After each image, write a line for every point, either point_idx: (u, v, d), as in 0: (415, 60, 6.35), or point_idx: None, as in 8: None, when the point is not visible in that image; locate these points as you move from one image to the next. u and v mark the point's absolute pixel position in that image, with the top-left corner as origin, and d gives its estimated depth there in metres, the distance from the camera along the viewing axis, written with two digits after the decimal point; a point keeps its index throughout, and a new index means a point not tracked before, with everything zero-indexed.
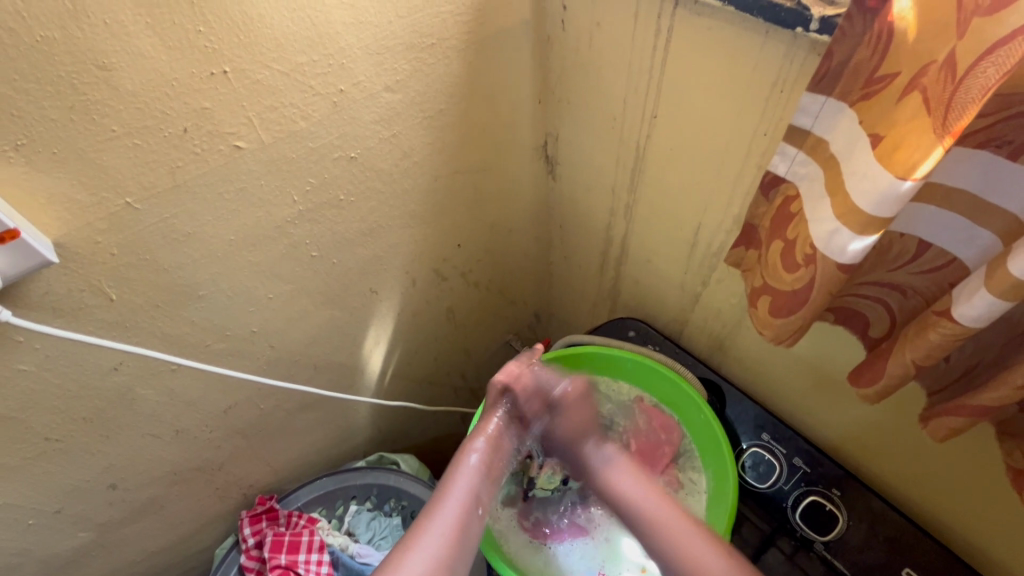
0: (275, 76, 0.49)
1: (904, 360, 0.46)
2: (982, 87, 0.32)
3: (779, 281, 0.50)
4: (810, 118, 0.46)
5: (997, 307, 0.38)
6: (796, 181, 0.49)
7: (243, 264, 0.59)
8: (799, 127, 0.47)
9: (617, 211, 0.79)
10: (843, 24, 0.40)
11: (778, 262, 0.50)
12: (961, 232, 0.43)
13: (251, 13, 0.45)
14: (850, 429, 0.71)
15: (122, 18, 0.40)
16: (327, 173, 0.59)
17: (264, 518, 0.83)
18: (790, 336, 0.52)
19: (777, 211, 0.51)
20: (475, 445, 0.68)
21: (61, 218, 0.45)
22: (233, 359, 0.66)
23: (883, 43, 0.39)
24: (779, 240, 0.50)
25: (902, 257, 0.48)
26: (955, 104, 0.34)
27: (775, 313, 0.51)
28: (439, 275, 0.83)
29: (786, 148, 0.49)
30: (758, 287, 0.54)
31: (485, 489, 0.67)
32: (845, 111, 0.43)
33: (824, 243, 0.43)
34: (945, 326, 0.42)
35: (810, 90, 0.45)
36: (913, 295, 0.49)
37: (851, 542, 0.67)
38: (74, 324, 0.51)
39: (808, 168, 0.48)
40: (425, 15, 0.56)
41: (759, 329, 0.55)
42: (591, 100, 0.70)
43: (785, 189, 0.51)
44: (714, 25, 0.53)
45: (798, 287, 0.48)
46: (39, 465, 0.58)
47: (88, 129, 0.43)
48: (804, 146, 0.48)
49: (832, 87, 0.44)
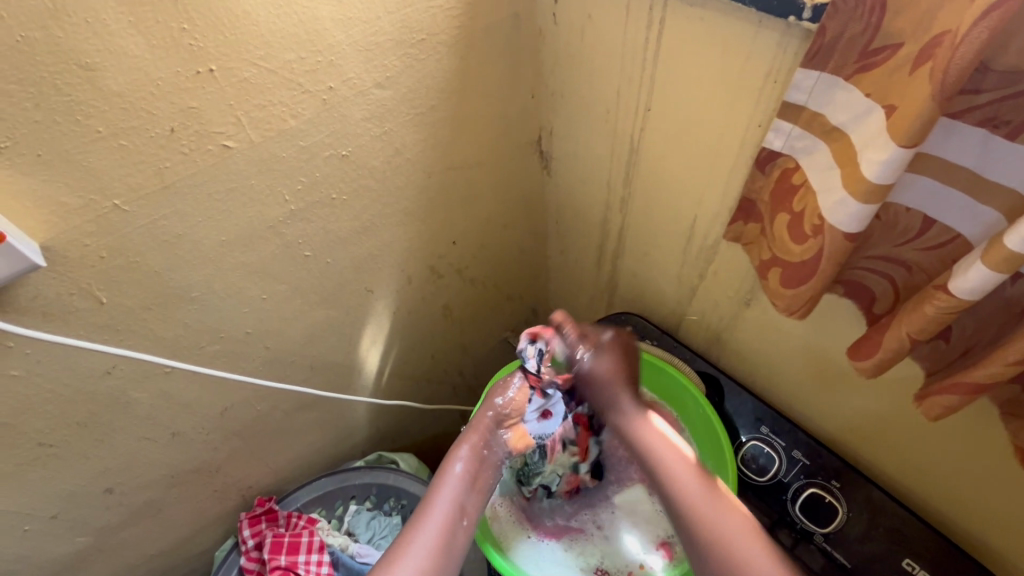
0: (263, 74, 0.49)
1: (902, 335, 0.46)
2: (977, 52, 0.32)
3: (789, 254, 0.51)
4: (803, 93, 0.46)
5: (991, 279, 0.38)
6: (796, 156, 0.49)
7: (235, 266, 0.59)
8: (793, 103, 0.47)
9: (612, 204, 0.79)
10: (834, 1, 0.39)
11: (785, 235, 0.51)
12: (963, 208, 0.43)
13: (235, 10, 0.44)
14: (850, 419, 0.70)
15: (103, 16, 0.39)
16: (318, 171, 0.59)
17: (263, 519, 0.83)
18: (801, 308, 0.52)
19: (780, 182, 0.52)
20: (461, 453, 0.66)
21: (49, 221, 0.45)
22: (229, 361, 0.66)
23: (875, 16, 0.38)
24: (784, 213, 0.51)
25: (906, 234, 0.47)
26: (952, 71, 0.33)
27: (786, 284, 0.52)
28: (435, 273, 0.83)
29: (780, 124, 0.49)
30: (766, 261, 0.55)
31: (473, 499, 0.65)
32: (839, 86, 0.43)
33: (831, 213, 0.44)
34: (942, 299, 0.41)
35: (802, 66, 0.44)
36: (917, 271, 0.49)
37: (851, 534, 0.67)
38: (64, 329, 0.51)
39: (806, 142, 0.48)
40: (414, 10, 0.55)
41: (772, 300, 0.56)
42: (585, 92, 0.69)
43: (783, 162, 0.51)
44: (706, 14, 0.52)
45: (807, 258, 0.49)
46: (33, 471, 0.58)
47: (73, 131, 0.42)
48: (798, 122, 0.48)
49: (825, 63, 0.43)
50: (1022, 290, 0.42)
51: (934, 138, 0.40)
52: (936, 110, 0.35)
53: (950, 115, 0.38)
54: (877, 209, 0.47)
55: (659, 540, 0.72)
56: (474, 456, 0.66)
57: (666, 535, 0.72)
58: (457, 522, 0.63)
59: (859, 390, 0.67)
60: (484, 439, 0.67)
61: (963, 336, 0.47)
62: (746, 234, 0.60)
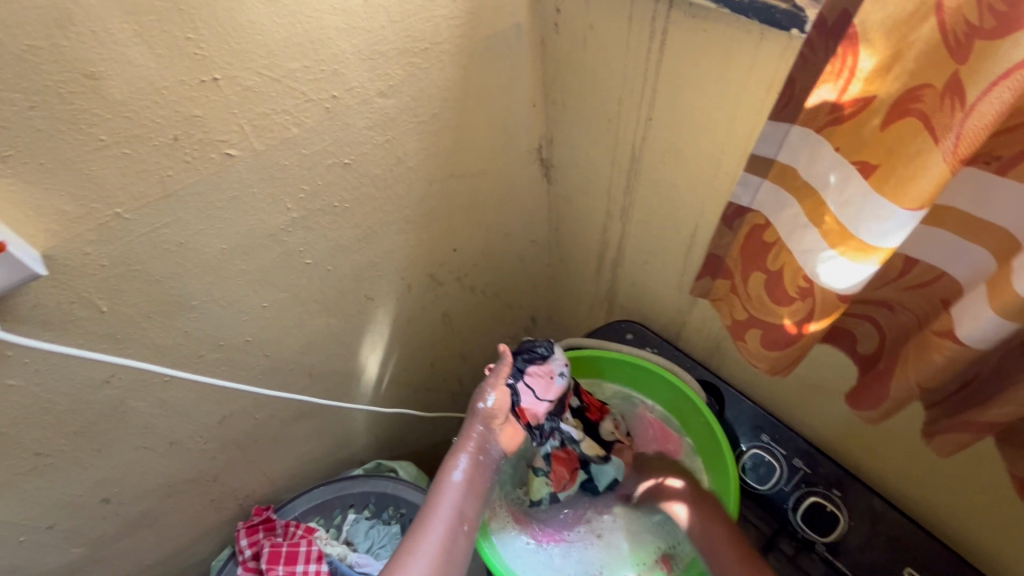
0: (266, 82, 0.49)
1: (909, 382, 0.46)
2: (994, 116, 0.31)
3: (771, 315, 0.50)
4: (773, 145, 0.45)
5: (1003, 327, 0.37)
6: (765, 211, 0.48)
7: (236, 273, 0.59)
8: (762, 156, 0.47)
9: (613, 213, 0.79)
10: (804, 51, 0.40)
11: (763, 295, 0.50)
12: (952, 248, 0.43)
13: (240, 19, 0.44)
14: (849, 427, 0.71)
15: (109, 25, 0.39)
16: (321, 179, 0.59)
17: (261, 529, 0.82)
18: (785, 366, 0.53)
19: (750, 240, 0.51)
20: (458, 463, 0.66)
21: (50, 229, 0.44)
22: (228, 369, 0.66)
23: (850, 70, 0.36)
24: (760, 270, 0.50)
25: (888, 275, 0.48)
26: (966, 131, 0.32)
27: (768, 345, 0.52)
28: (435, 280, 0.83)
29: (749, 178, 0.48)
30: (745, 320, 0.54)
31: (471, 506, 0.66)
32: (808, 138, 0.42)
33: (820, 272, 0.42)
34: (949, 348, 0.41)
35: (772, 118, 0.44)
36: (902, 311, 0.49)
37: (852, 543, 0.67)
38: (63, 337, 0.50)
39: (777, 197, 0.47)
40: (417, 20, 0.55)
41: (750, 361, 0.55)
42: (586, 102, 0.69)
43: (752, 218, 0.50)
44: (709, 28, 0.52)
45: (794, 319, 0.48)
46: (29, 481, 0.57)
47: (76, 139, 0.42)
48: (768, 176, 0.47)
49: (795, 116, 0.43)
50: None
51: None
52: (945, 172, 0.34)
53: None
54: None
55: (658, 554, 0.75)
56: (472, 465, 0.67)
57: (665, 550, 0.75)
58: (457, 528, 0.64)
59: None
60: (480, 448, 0.67)
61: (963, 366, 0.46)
62: (715, 289, 0.59)
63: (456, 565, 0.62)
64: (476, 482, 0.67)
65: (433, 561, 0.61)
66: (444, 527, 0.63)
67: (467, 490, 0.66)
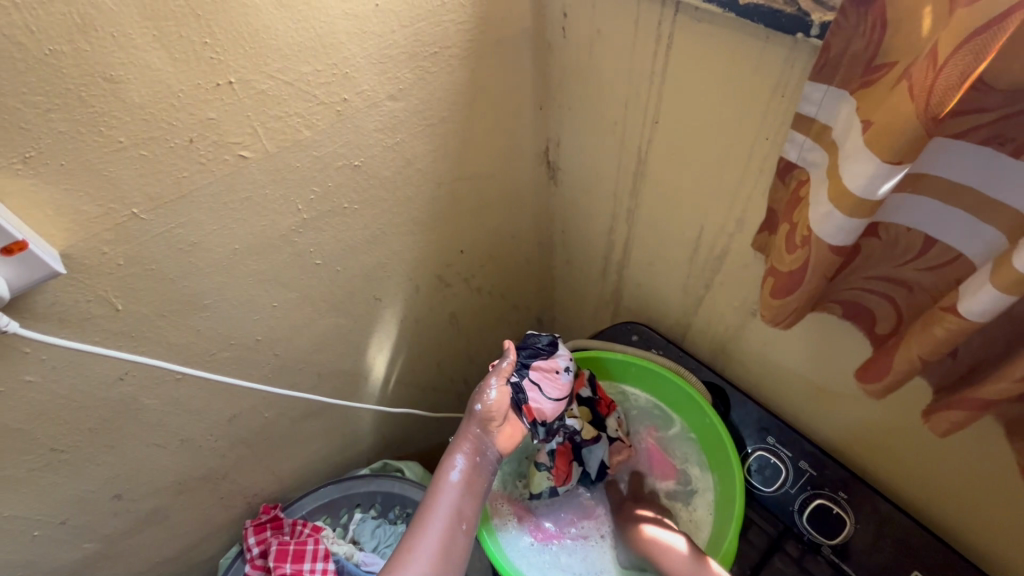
0: (279, 86, 0.50)
1: (913, 358, 0.46)
2: (964, 73, 0.32)
3: (778, 262, 0.51)
4: (813, 106, 0.47)
5: (1001, 301, 0.38)
6: (807, 167, 0.50)
7: (247, 273, 0.60)
8: (804, 115, 0.48)
9: (619, 215, 0.80)
10: (837, 20, 0.40)
11: (781, 246, 0.51)
12: (965, 229, 0.44)
13: (255, 24, 0.45)
14: (855, 429, 0.71)
15: (129, 31, 0.40)
16: (331, 181, 0.60)
17: (268, 527, 0.83)
18: (786, 318, 0.53)
19: (790, 196, 0.52)
20: (454, 462, 0.65)
21: (68, 229, 0.45)
22: (238, 368, 0.67)
23: (876, 34, 0.40)
24: (786, 224, 0.51)
25: (908, 253, 0.48)
26: (936, 88, 0.34)
27: (775, 294, 0.52)
28: (442, 281, 0.83)
29: (793, 136, 0.50)
30: (763, 268, 0.55)
31: (471, 505, 0.64)
32: (845, 99, 0.44)
33: (817, 225, 0.44)
34: (950, 321, 0.42)
35: (810, 79, 0.45)
36: (918, 291, 0.49)
37: (859, 545, 0.67)
38: (79, 335, 0.51)
39: (816, 155, 0.48)
40: (427, 24, 0.56)
41: (759, 311, 0.56)
42: (593, 104, 0.70)
43: (798, 174, 0.52)
44: (714, 30, 0.53)
45: (793, 269, 0.49)
46: (44, 476, 0.58)
47: (95, 141, 0.43)
48: (810, 133, 0.48)
49: (830, 78, 0.44)
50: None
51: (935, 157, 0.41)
52: (920, 130, 0.35)
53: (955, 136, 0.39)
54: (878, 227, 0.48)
55: None
56: (468, 464, 0.65)
57: None
58: (457, 528, 0.61)
59: (865, 401, 0.67)
60: (475, 446, 0.66)
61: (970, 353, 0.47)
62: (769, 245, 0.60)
63: (456, 566, 0.60)
64: (475, 482, 0.65)
65: (430, 560, 0.58)
66: (440, 526, 0.61)
67: (466, 489, 0.64)
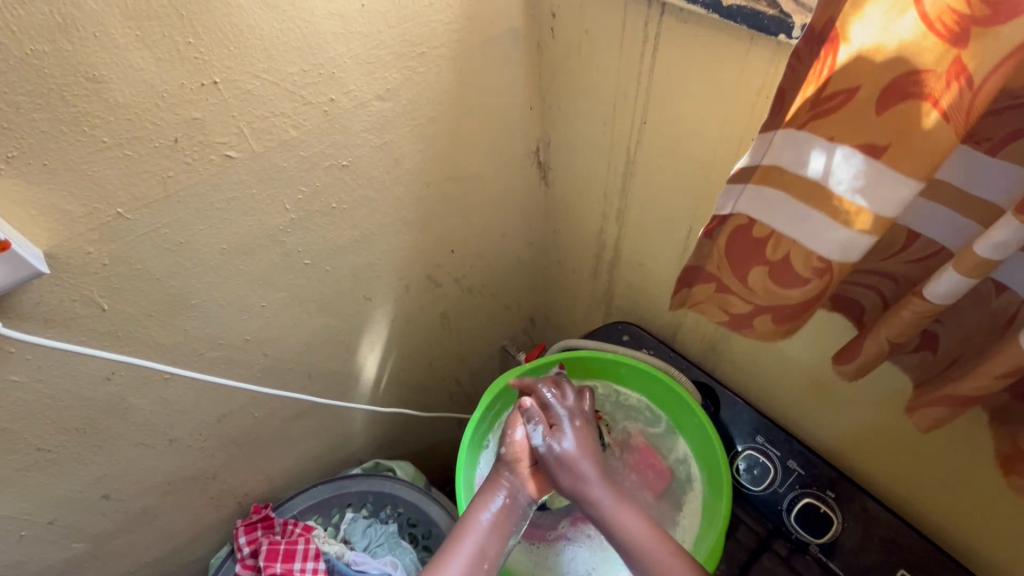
0: (265, 86, 0.50)
1: (881, 339, 0.46)
2: (1000, 83, 0.30)
3: (778, 297, 0.48)
4: (746, 155, 0.42)
5: (961, 283, 0.38)
6: (747, 214, 0.45)
7: (235, 273, 0.60)
8: (740, 167, 0.42)
9: (609, 215, 0.80)
10: (790, 61, 0.37)
11: (769, 285, 0.48)
12: (944, 222, 0.44)
13: (239, 24, 0.45)
14: (843, 428, 0.71)
15: (111, 31, 0.40)
16: (319, 181, 0.60)
17: (259, 527, 0.83)
18: (799, 333, 0.51)
19: (733, 240, 0.49)
20: (489, 503, 0.66)
21: (52, 229, 0.45)
22: (227, 368, 0.67)
23: (825, 68, 0.35)
24: (759, 265, 0.48)
25: (891, 248, 0.48)
26: (972, 104, 0.31)
27: (781, 324, 0.50)
28: (432, 281, 0.84)
29: (728, 188, 0.44)
30: (749, 308, 0.52)
31: (496, 550, 0.64)
32: (792, 138, 0.39)
33: (839, 254, 0.41)
34: (916, 303, 0.42)
35: (760, 128, 0.40)
36: (904, 284, 0.49)
37: (846, 545, 0.67)
38: (65, 334, 0.51)
39: (755, 197, 0.44)
40: (414, 25, 0.56)
41: (766, 339, 0.53)
42: (582, 105, 0.70)
43: (731, 222, 0.47)
44: (700, 31, 0.53)
45: (806, 300, 0.46)
46: (30, 476, 0.58)
47: (79, 141, 0.43)
48: (750, 181, 0.43)
49: (772, 123, 0.39)
50: (1006, 302, 0.43)
51: None
52: (951, 140, 0.33)
53: None
54: None
55: None
56: (503, 507, 0.66)
57: None
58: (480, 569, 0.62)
59: (853, 401, 0.67)
60: (512, 487, 0.67)
61: (952, 347, 0.48)
62: (693, 296, 0.57)
63: None
64: (504, 527, 0.65)
65: None
66: (464, 562, 0.61)
67: (494, 534, 0.65)
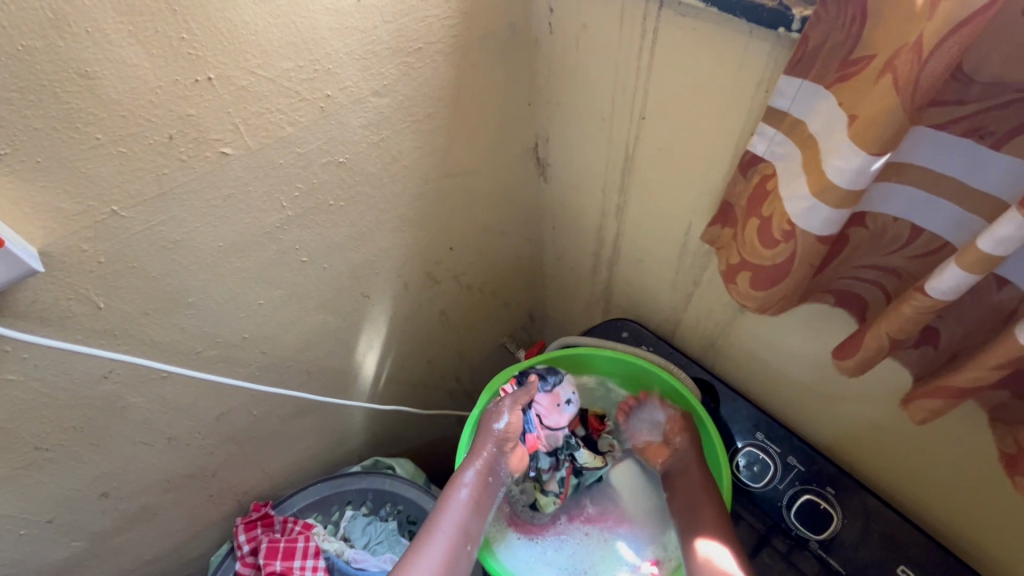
0: (260, 82, 0.49)
1: (880, 334, 0.46)
2: (947, 64, 0.32)
3: (760, 257, 0.50)
4: (786, 100, 0.47)
5: (966, 278, 0.38)
6: (772, 160, 0.50)
7: (232, 271, 0.59)
8: (777, 109, 0.48)
9: (608, 212, 0.80)
10: (817, 9, 0.41)
11: (756, 239, 0.51)
12: (949, 218, 0.44)
13: (234, 20, 0.45)
14: (842, 424, 0.71)
15: (104, 26, 0.40)
16: (316, 178, 0.59)
17: (259, 525, 0.83)
18: (773, 306, 0.52)
19: (756, 186, 0.52)
20: (466, 479, 0.68)
21: (46, 227, 0.45)
22: (225, 366, 0.66)
23: (857, 26, 0.40)
24: (756, 217, 0.51)
25: (894, 243, 0.48)
26: (922, 79, 0.33)
27: (756, 286, 0.52)
28: (431, 278, 0.83)
29: (764, 129, 0.49)
30: (737, 264, 0.54)
31: (476, 523, 0.67)
32: (821, 94, 0.44)
33: (800, 219, 0.44)
34: (920, 300, 0.42)
35: (786, 73, 0.45)
36: (908, 279, 0.49)
37: (846, 541, 0.67)
38: (61, 334, 0.51)
39: (785, 148, 0.48)
40: (410, 20, 0.56)
41: (741, 303, 0.55)
42: (580, 100, 0.70)
43: (762, 167, 0.51)
44: (698, 25, 0.53)
45: (778, 261, 0.48)
46: (29, 475, 0.58)
47: (72, 138, 0.43)
48: (782, 126, 0.48)
49: (808, 70, 0.44)
50: (1010, 296, 0.43)
51: (920, 148, 0.41)
52: (904, 118, 0.35)
53: (933, 127, 0.39)
54: (865, 217, 0.48)
55: (651, 556, 0.72)
56: (477, 482, 0.69)
57: (660, 553, 0.72)
58: (463, 544, 0.65)
59: (852, 396, 0.67)
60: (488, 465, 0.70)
61: (952, 341, 0.48)
62: (722, 239, 0.61)
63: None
64: (482, 504, 0.68)
65: (440, 557, 0.63)
66: (446, 542, 0.64)
67: (473, 510, 0.67)
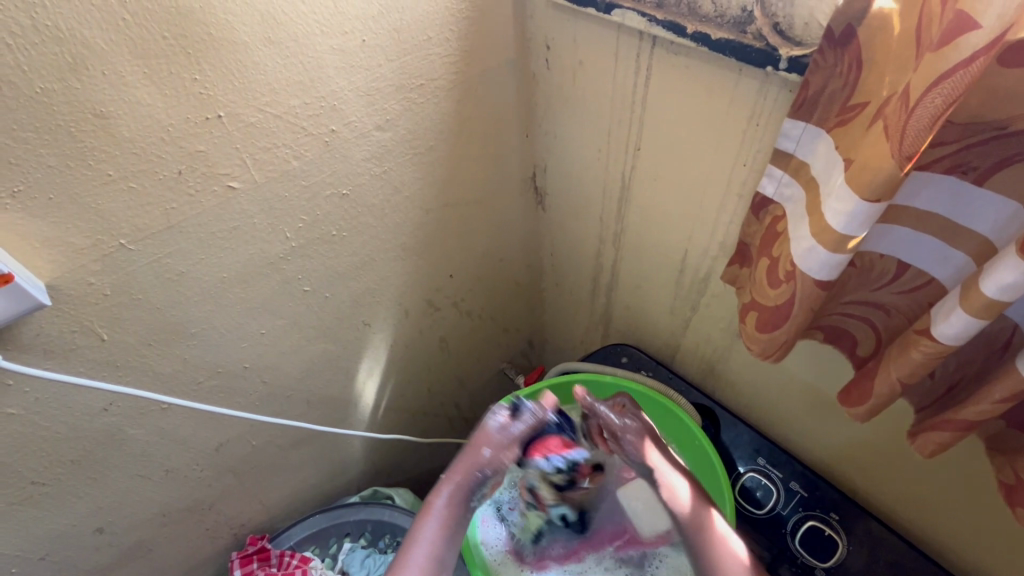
0: (268, 118, 0.51)
1: (890, 379, 0.47)
2: (933, 116, 0.34)
3: (765, 298, 0.52)
4: (792, 142, 0.49)
5: (972, 324, 0.39)
6: (782, 202, 0.52)
7: (235, 302, 0.60)
8: (783, 151, 0.50)
9: (606, 239, 0.81)
10: (815, 57, 0.43)
11: (763, 279, 0.53)
12: (936, 254, 0.45)
13: (244, 60, 0.46)
14: (844, 449, 0.71)
15: (119, 68, 0.41)
16: (320, 211, 0.61)
17: (255, 559, 0.81)
18: (775, 353, 0.54)
19: (766, 228, 0.54)
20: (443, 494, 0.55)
21: (55, 261, 0.46)
22: (224, 397, 0.66)
23: (853, 75, 0.42)
24: (766, 257, 0.53)
25: (882, 277, 0.50)
26: (910, 131, 0.35)
27: (761, 329, 0.53)
28: (431, 305, 0.84)
29: (771, 171, 0.52)
30: (746, 304, 0.56)
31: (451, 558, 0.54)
32: (821, 138, 0.46)
33: (802, 261, 0.45)
34: (927, 344, 0.43)
35: (791, 115, 0.47)
36: (895, 315, 0.51)
37: (853, 568, 0.66)
38: (64, 366, 0.51)
39: (793, 190, 0.50)
40: (413, 58, 0.58)
41: (747, 344, 0.57)
42: (577, 131, 0.72)
43: (773, 210, 0.53)
44: (690, 62, 0.55)
45: (780, 303, 0.50)
46: (24, 511, 0.57)
47: (83, 175, 0.44)
48: (788, 168, 0.50)
49: (811, 113, 0.46)
50: (998, 326, 0.45)
51: (907, 188, 0.43)
52: (895, 167, 0.37)
53: (920, 165, 0.41)
54: (854, 256, 0.49)
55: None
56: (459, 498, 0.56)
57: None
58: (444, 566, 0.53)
59: (852, 421, 0.67)
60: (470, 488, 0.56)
61: (947, 372, 0.49)
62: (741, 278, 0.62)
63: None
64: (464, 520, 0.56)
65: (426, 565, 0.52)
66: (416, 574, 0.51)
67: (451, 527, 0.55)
